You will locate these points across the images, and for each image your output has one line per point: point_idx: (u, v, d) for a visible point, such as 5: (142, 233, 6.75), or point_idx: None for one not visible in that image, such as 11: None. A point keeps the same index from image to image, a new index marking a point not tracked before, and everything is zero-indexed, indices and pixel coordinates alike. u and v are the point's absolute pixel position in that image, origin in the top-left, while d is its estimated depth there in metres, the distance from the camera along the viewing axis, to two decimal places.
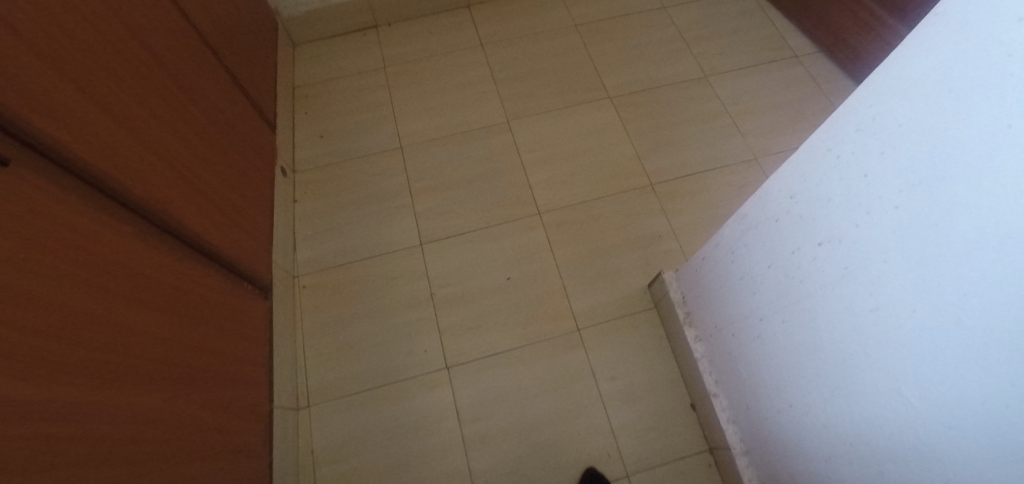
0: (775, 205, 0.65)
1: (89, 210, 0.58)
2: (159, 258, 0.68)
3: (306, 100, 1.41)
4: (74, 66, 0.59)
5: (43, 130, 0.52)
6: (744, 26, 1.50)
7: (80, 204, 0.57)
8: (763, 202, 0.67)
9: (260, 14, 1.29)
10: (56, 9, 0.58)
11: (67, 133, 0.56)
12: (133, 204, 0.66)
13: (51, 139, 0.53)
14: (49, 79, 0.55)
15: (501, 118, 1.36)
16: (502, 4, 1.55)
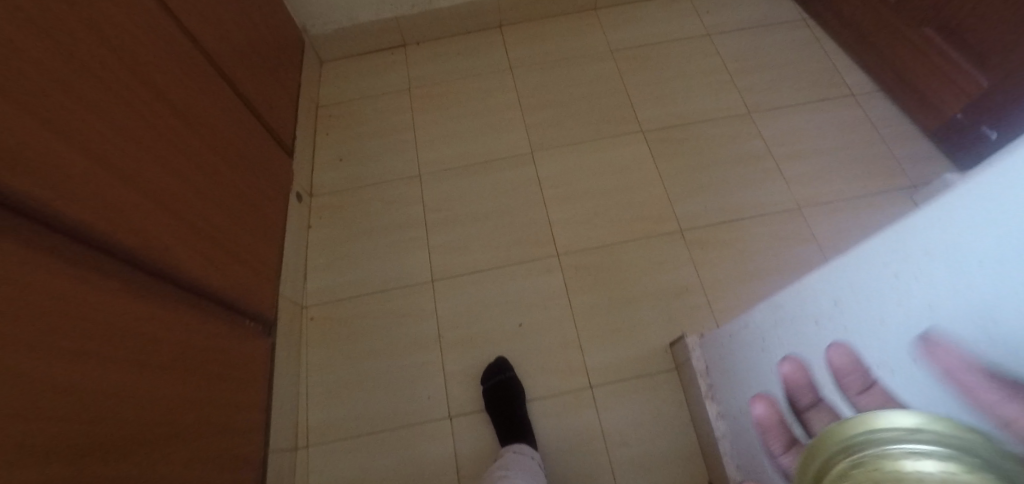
0: (815, 304, 0.56)
1: (73, 269, 0.55)
2: (149, 309, 0.66)
3: (329, 120, 1.39)
4: (60, 115, 0.57)
5: (23, 190, 0.50)
6: (794, 58, 1.38)
7: (64, 264, 0.54)
8: (801, 296, 0.59)
9: (284, 34, 1.27)
10: (41, 55, 0.55)
11: (49, 190, 0.53)
12: (119, 255, 0.63)
13: (32, 199, 0.51)
14: (33, 134, 0.52)
15: (526, 148, 1.29)
16: (535, 25, 1.49)
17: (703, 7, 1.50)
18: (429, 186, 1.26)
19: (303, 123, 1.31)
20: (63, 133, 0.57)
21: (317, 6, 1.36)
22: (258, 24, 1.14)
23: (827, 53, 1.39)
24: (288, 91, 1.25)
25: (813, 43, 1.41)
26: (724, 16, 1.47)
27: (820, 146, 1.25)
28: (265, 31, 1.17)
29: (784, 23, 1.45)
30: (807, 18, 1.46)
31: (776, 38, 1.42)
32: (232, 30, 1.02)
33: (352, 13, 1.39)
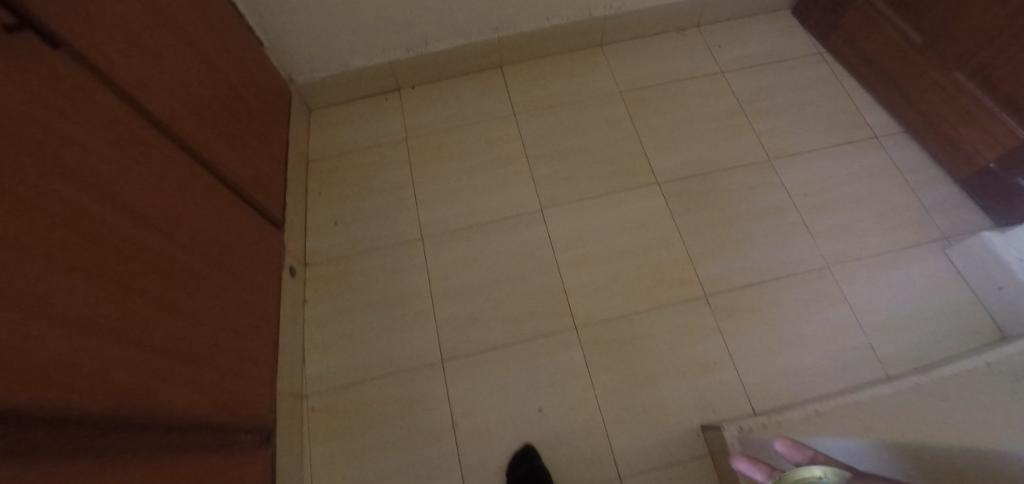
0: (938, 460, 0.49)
1: (79, 466, 0.46)
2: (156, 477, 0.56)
3: (321, 177, 1.29)
4: (24, 283, 0.46)
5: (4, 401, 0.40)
6: (811, 98, 1.32)
7: (68, 466, 0.44)
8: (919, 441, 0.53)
9: (267, 90, 1.16)
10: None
11: (21, 386, 0.43)
12: (111, 424, 0.53)
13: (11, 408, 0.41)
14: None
15: (535, 205, 1.21)
16: (537, 65, 1.40)
17: (714, 42, 1.42)
18: (433, 251, 1.17)
19: (294, 186, 1.20)
20: (32, 314, 0.46)
21: (304, 55, 1.25)
22: (237, 86, 1.02)
23: (848, 91, 1.33)
24: (276, 154, 1.14)
25: (833, 80, 1.36)
26: (736, 52, 1.41)
27: (844, 195, 1.18)
28: (246, 93, 1.05)
29: (798, 59, 1.39)
30: (825, 52, 1.40)
31: (791, 76, 1.36)
32: (210, 103, 0.90)
33: (342, 60, 1.29)
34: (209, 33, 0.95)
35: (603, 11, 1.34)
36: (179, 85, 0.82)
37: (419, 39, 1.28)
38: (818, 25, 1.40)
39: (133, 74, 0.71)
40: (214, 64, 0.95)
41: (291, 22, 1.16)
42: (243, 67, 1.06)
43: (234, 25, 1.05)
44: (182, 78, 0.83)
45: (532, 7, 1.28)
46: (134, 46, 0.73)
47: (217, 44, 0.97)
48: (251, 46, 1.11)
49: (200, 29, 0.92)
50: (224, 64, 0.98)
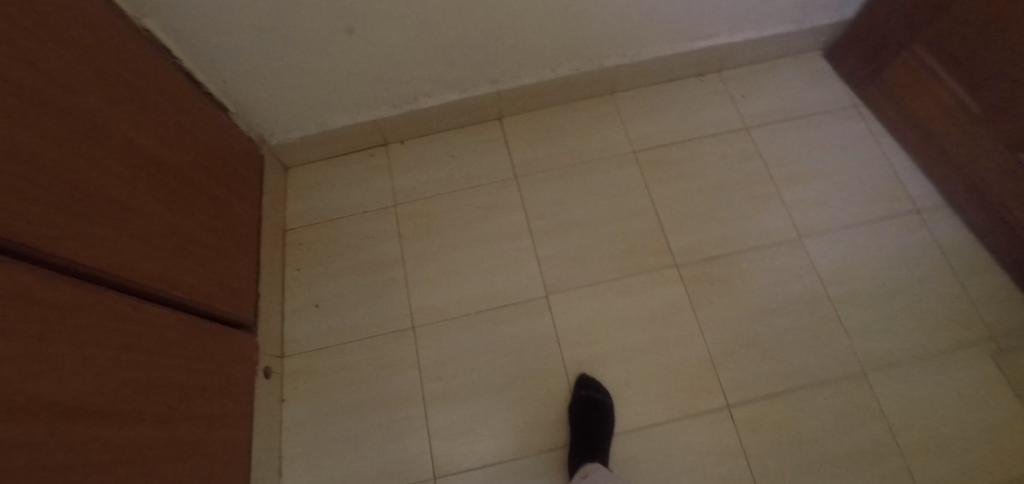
0: None
1: None
2: None
3: (299, 250, 1.15)
4: None
5: None
6: (848, 162, 1.19)
7: None
8: None
9: (231, 161, 1.00)
10: None
11: None
12: None
13: None
14: None
15: (540, 290, 1.08)
16: (541, 117, 1.24)
17: (739, 91, 1.26)
18: (425, 344, 1.05)
19: (269, 268, 1.07)
20: None
21: (276, 116, 1.09)
22: (193, 171, 0.86)
23: (886, 153, 1.19)
24: (248, 237, 1.01)
25: (870, 137, 1.21)
26: (763, 103, 1.25)
27: (883, 283, 1.06)
28: (205, 174, 0.89)
29: (832, 112, 1.24)
30: (860, 104, 1.24)
31: (824, 134, 1.22)
32: (156, 208, 0.75)
33: (322, 119, 1.14)
34: (152, 118, 0.78)
35: (616, 60, 1.17)
36: (114, 200, 0.66)
37: (407, 95, 1.13)
38: (851, 71, 1.24)
39: (57, 213, 0.56)
40: (161, 153, 0.78)
41: (257, 85, 1.00)
42: (198, 143, 0.89)
43: (187, 96, 0.89)
44: (118, 190, 0.67)
45: (536, 58, 1.12)
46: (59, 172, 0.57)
47: (162, 126, 0.80)
48: (206, 113, 0.94)
49: (139, 115, 0.75)
50: (174, 148, 0.82)
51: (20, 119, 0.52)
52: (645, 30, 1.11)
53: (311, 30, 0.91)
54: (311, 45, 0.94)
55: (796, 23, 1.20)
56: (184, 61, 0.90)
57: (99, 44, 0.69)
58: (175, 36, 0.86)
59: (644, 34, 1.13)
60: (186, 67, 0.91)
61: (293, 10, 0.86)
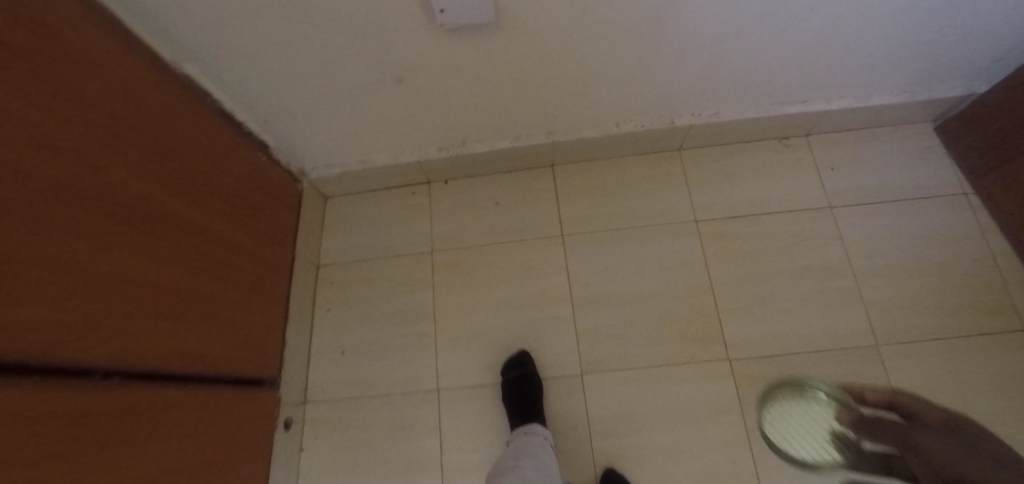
0: None
1: None
2: None
3: (330, 289, 1.12)
4: None
5: None
6: (943, 262, 1.04)
7: None
8: None
9: (264, 202, 0.95)
10: None
11: None
12: None
13: None
14: None
15: (575, 368, 1.01)
16: (597, 170, 1.14)
17: (825, 160, 1.11)
18: (448, 410, 1.00)
19: (297, 309, 1.04)
20: None
21: (318, 151, 1.04)
22: (225, 222, 0.82)
23: (993, 255, 1.03)
24: (277, 282, 0.98)
25: (977, 234, 1.05)
26: (852, 179, 1.10)
27: (970, 413, 0.92)
28: (236, 222, 0.85)
29: (935, 198, 1.07)
30: (971, 194, 1.08)
31: (919, 224, 1.06)
32: (181, 274, 0.70)
33: (364, 156, 1.08)
34: (188, 172, 0.74)
35: (689, 119, 1.05)
36: (140, 276, 0.62)
37: (455, 139, 1.04)
38: (971, 153, 1.06)
39: (70, 308, 0.52)
40: (195, 210, 0.74)
41: (299, 124, 0.95)
42: (231, 189, 0.85)
43: (223, 139, 0.85)
44: (145, 263, 0.63)
45: (599, 113, 1.01)
46: (77, 261, 0.53)
47: (198, 179, 0.76)
48: (237, 151, 0.88)
49: (174, 173, 0.70)
50: (207, 201, 0.78)
51: (34, 215, 0.47)
52: (727, 92, 0.99)
53: (357, 77, 0.84)
54: (357, 90, 0.87)
55: (904, 94, 1.04)
56: (224, 102, 0.86)
57: (129, 102, 0.63)
58: (216, 78, 0.81)
59: (726, 96, 1.00)
60: (227, 109, 0.87)
61: (343, 59, 0.79)
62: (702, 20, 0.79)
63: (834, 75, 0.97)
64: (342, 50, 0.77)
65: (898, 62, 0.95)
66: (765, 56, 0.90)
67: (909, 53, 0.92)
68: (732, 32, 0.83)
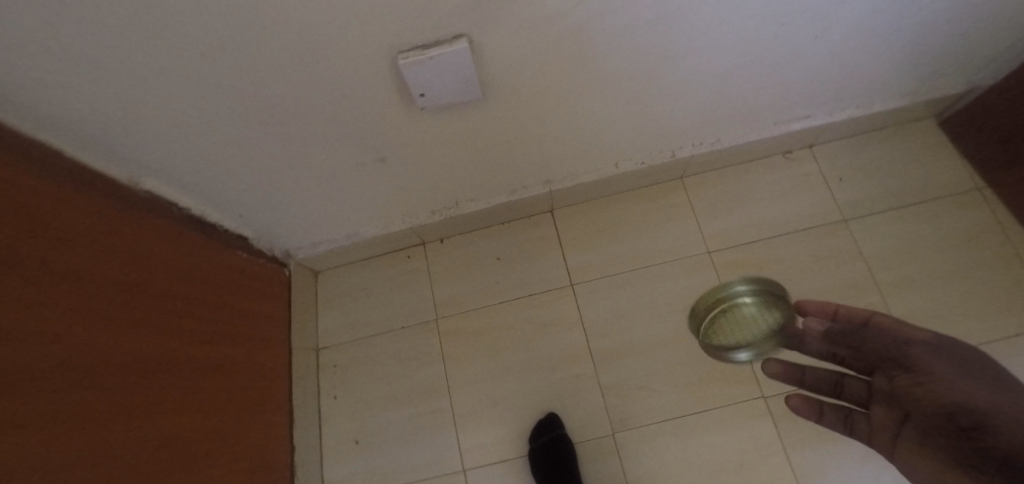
0: None
1: None
2: None
3: (333, 374, 1.05)
4: None
5: None
6: (972, 264, 0.99)
7: None
8: None
9: (247, 298, 0.88)
10: None
11: None
12: None
13: None
14: None
15: (606, 428, 0.95)
16: (599, 210, 1.09)
17: (832, 171, 1.07)
18: None
19: (301, 404, 0.97)
20: None
21: (302, 233, 0.98)
22: (209, 334, 0.74)
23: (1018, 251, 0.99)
24: (276, 382, 0.91)
25: (998, 231, 1.00)
26: (862, 187, 1.06)
27: None
28: (221, 330, 0.78)
29: (949, 197, 1.04)
30: (983, 186, 1.04)
31: (940, 227, 1.02)
32: (175, 412, 0.63)
33: (353, 230, 1.02)
34: (162, 294, 0.66)
35: (691, 148, 1.00)
36: (135, 429, 0.55)
37: (448, 201, 0.99)
38: (981, 147, 1.01)
39: None
40: (176, 333, 0.67)
41: (279, 211, 0.89)
42: (211, 294, 0.77)
43: (194, 246, 0.77)
44: (138, 413, 0.56)
45: (597, 156, 0.95)
46: (70, 445, 0.46)
47: (174, 297, 0.68)
48: (208, 250, 0.80)
49: (148, 300, 0.63)
50: (188, 317, 0.70)
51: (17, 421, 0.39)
52: (728, 119, 0.93)
53: (339, 161, 0.79)
54: (339, 172, 0.82)
55: (909, 96, 1.00)
56: (193, 208, 0.80)
57: (89, 241, 0.55)
58: (183, 188, 0.75)
59: (728, 122, 0.95)
60: (197, 214, 0.81)
61: (325, 146, 0.75)
62: (700, 59, 0.75)
63: (838, 88, 0.92)
64: (319, 137, 0.72)
65: (903, 67, 0.90)
66: (765, 83, 0.85)
67: (912, 61, 0.88)
68: (731, 66, 0.78)
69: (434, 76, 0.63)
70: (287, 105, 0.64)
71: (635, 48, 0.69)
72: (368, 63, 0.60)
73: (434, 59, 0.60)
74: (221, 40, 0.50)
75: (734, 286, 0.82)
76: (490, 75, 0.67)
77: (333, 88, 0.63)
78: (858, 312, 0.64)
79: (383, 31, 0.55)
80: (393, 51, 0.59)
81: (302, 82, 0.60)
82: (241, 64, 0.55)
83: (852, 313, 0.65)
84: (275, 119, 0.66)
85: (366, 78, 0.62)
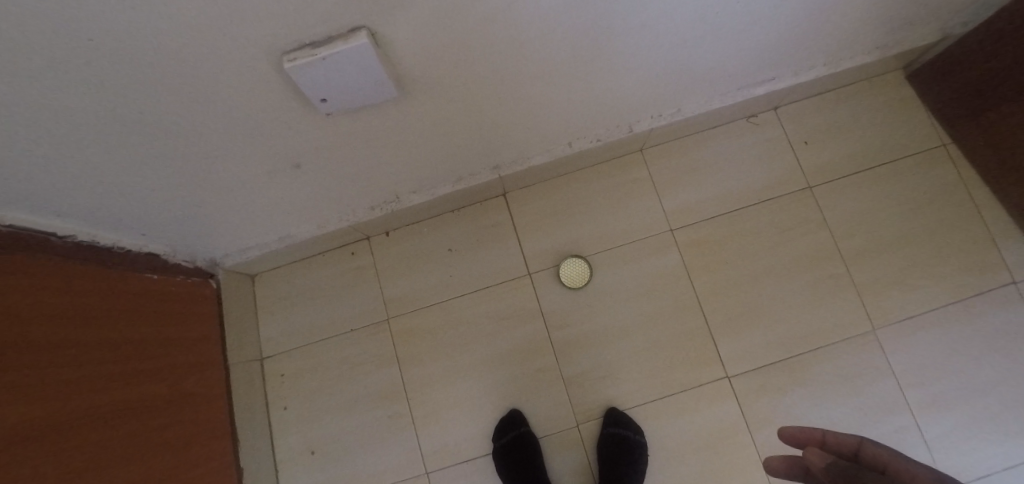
0: None
1: None
2: None
3: (282, 384, 0.99)
4: None
5: None
6: (934, 225, 0.97)
7: None
8: None
9: (168, 320, 0.79)
10: None
11: None
12: None
13: None
14: None
15: (570, 418, 0.93)
16: (554, 191, 1.01)
17: (798, 134, 1.01)
18: None
19: (248, 422, 0.91)
20: None
21: (224, 241, 0.88)
22: (128, 371, 0.67)
23: (979, 208, 0.97)
24: (215, 405, 0.85)
25: (961, 189, 0.98)
26: (826, 152, 1.01)
27: (971, 379, 0.91)
28: (141, 363, 0.70)
29: (913, 156, 1.00)
30: (949, 143, 1.00)
31: (904, 189, 0.98)
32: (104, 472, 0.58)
33: (284, 232, 0.92)
34: (62, 340, 0.58)
35: (650, 121, 0.92)
36: None
37: (387, 196, 0.90)
38: (944, 104, 0.97)
39: None
40: (84, 380, 0.59)
41: (191, 223, 0.79)
42: (122, 326, 0.69)
43: (91, 277, 0.67)
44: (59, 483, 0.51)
45: (546, 138, 0.86)
46: None
47: (77, 339, 0.60)
48: (111, 280, 0.71)
49: (48, 351, 0.55)
50: (98, 358, 0.62)
51: None
52: (687, 90, 0.85)
53: (245, 165, 0.69)
54: (247, 175, 0.72)
55: (879, 51, 0.92)
56: (80, 234, 0.68)
57: None
58: (59, 216, 0.63)
59: (688, 91, 0.86)
60: (86, 240, 0.69)
61: (226, 152, 0.65)
62: (652, 35, 0.67)
63: (805, 47, 0.83)
64: (210, 143, 0.62)
65: (875, 21, 0.81)
66: (727, 50, 0.77)
67: (884, 15, 0.80)
68: (686, 38, 0.70)
69: (333, 79, 0.54)
70: (156, 113, 0.53)
71: (574, 27, 0.60)
72: (247, 64, 0.50)
73: (327, 59, 0.50)
74: (34, 53, 0.40)
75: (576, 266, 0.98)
76: (405, 70, 0.59)
77: (212, 95, 0.53)
78: (848, 441, 0.51)
79: (257, 29, 0.46)
80: (279, 51, 0.50)
81: (167, 86, 0.50)
82: (76, 75, 0.44)
83: (841, 443, 0.52)
84: (148, 127, 0.55)
85: (250, 82, 0.53)
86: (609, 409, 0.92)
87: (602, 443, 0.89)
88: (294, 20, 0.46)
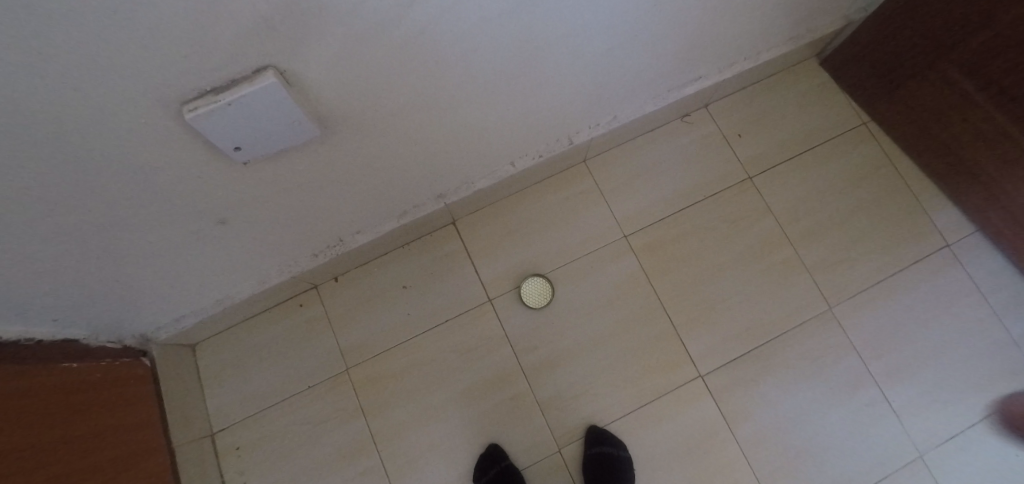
0: None
1: None
2: None
3: (238, 458, 0.91)
4: None
5: None
6: (868, 198, 1.01)
7: None
8: None
9: (99, 411, 0.71)
10: None
11: None
12: None
13: None
14: None
15: (551, 444, 0.90)
16: (504, 213, 1.00)
17: (731, 128, 1.04)
18: None
19: None
20: None
21: (154, 312, 0.81)
22: (62, 475, 0.59)
23: (905, 179, 1.02)
24: None
25: (886, 162, 1.03)
26: (760, 142, 1.04)
27: (926, 343, 0.94)
28: (74, 463, 0.62)
29: (840, 136, 1.05)
30: (868, 119, 1.05)
31: (836, 168, 1.03)
32: None
33: (222, 294, 0.86)
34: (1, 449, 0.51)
35: (588, 132, 0.92)
36: None
37: (329, 239, 0.86)
38: (860, 85, 1.03)
39: None
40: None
41: (111, 298, 0.72)
42: (55, 425, 0.61)
43: (9, 375, 0.59)
44: None
45: (487, 159, 0.85)
46: None
47: (15, 446, 0.53)
48: (32, 375, 0.62)
49: None
50: (35, 466, 0.55)
51: None
52: (621, 96, 0.86)
53: (163, 230, 0.64)
54: (167, 240, 0.66)
55: (791, 42, 0.97)
56: None
57: None
58: None
59: (621, 98, 0.87)
60: None
61: (138, 219, 0.59)
62: (578, 44, 0.67)
63: (725, 45, 0.86)
64: (118, 211, 0.56)
65: (785, 13, 0.86)
66: (653, 53, 0.78)
67: (792, 7, 0.84)
68: (612, 44, 0.71)
69: (244, 126, 0.50)
70: (45, 191, 0.48)
71: (500, 44, 0.59)
72: (142, 124, 0.46)
73: (233, 104, 0.46)
74: None
75: (537, 286, 0.96)
76: (324, 108, 0.56)
77: (109, 162, 0.49)
78: None
79: (148, 84, 0.41)
80: (174, 104, 0.45)
81: (50, 160, 0.44)
82: None
83: None
84: (39, 207, 0.49)
85: (150, 142, 0.49)
86: (590, 428, 0.89)
87: (588, 464, 0.86)
88: (187, 67, 0.41)
